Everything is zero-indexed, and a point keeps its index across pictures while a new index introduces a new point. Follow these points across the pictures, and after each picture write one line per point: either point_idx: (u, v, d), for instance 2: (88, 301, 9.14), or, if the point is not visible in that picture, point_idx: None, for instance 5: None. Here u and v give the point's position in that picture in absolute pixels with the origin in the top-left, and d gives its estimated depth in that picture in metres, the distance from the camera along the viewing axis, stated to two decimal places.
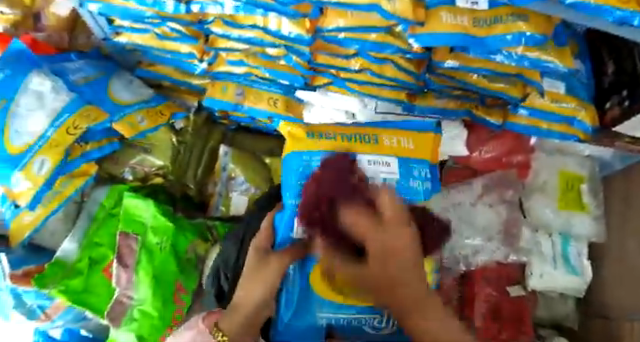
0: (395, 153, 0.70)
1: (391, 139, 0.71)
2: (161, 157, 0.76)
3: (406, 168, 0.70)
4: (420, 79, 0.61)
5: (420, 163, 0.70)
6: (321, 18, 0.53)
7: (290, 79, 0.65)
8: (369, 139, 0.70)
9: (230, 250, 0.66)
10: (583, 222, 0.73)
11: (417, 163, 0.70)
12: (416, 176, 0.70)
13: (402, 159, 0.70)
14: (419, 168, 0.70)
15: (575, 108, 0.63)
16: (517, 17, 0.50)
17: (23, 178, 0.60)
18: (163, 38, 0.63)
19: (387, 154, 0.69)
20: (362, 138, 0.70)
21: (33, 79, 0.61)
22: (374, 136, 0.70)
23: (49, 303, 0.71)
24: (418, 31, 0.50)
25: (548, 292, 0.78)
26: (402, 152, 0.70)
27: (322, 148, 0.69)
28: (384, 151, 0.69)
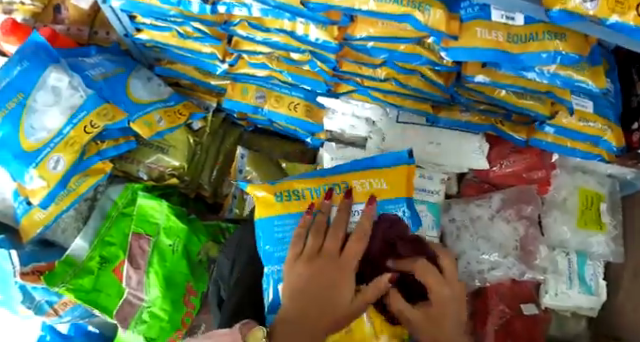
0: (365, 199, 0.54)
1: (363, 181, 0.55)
2: (177, 157, 0.73)
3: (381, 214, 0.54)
4: (448, 92, 0.61)
5: (394, 203, 0.55)
6: (350, 26, 0.51)
7: (313, 85, 0.64)
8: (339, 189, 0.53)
9: (225, 264, 0.65)
10: (600, 241, 0.72)
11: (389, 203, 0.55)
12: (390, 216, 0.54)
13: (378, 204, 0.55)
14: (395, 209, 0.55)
15: (601, 128, 0.63)
16: (553, 35, 0.49)
17: (37, 176, 0.59)
18: (185, 37, 0.61)
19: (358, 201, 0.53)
20: (320, 192, 0.53)
21: (51, 73, 0.60)
22: (344, 184, 0.54)
23: (57, 299, 0.71)
24: (451, 44, 0.49)
25: (561, 311, 0.76)
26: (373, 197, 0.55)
27: (281, 209, 0.54)
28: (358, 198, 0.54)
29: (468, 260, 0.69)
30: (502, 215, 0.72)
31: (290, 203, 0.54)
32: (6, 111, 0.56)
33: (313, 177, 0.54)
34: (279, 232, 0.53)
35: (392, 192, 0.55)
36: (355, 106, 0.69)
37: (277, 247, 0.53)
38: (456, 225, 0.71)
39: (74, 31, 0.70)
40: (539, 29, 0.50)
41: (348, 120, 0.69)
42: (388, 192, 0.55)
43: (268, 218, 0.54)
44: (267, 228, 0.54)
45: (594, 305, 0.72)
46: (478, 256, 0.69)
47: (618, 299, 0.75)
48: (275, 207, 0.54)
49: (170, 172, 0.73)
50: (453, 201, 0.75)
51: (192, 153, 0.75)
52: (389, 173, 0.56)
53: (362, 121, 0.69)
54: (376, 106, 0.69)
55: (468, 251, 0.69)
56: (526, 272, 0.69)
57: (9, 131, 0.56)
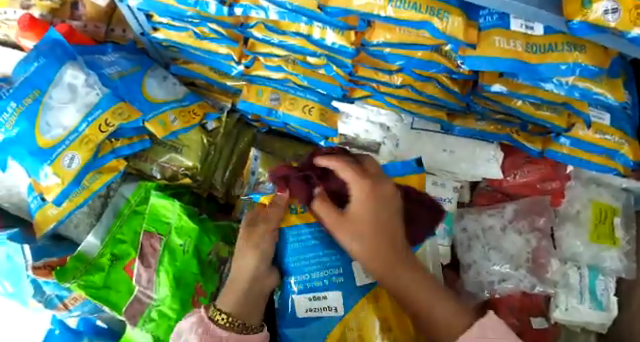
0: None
1: None
2: (190, 157, 0.73)
3: None
4: (464, 100, 0.61)
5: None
6: (368, 31, 0.51)
7: (328, 89, 0.65)
8: None
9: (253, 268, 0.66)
10: (613, 256, 0.70)
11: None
12: None
13: None
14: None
15: (618, 141, 0.62)
16: (572, 46, 0.49)
17: (52, 173, 0.60)
18: (201, 37, 0.61)
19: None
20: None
21: (68, 71, 0.61)
22: None
23: (67, 294, 0.72)
24: (469, 52, 0.49)
25: (571, 327, 0.74)
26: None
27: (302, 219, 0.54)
28: None
29: (478, 270, 0.69)
30: (515, 226, 0.71)
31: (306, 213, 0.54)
32: (22, 108, 0.57)
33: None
34: (295, 242, 0.54)
35: None
36: (370, 111, 0.69)
37: (301, 255, 0.53)
38: (468, 235, 0.72)
39: (91, 28, 0.71)
40: (558, 40, 0.49)
41: (363, 125, 0.70)
42: None
43: (292, 227, 0.54)
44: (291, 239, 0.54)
45: (606, 321, 0.70)
46: (488, 267, 0.69)
47: (630, 316, 0.74)
48: (291, 218, 0.54)
49: (183, 172, 0.73)
50: (465, 211, 0.74)
51: (205, 154, 0.75)
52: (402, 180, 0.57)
53: (376, 127, 0.70)
54: (392, 112, 0.69)
55: (479, 261, 0.70)
56: (537, 285, 0.68)
57: (25, 127, 0.57)
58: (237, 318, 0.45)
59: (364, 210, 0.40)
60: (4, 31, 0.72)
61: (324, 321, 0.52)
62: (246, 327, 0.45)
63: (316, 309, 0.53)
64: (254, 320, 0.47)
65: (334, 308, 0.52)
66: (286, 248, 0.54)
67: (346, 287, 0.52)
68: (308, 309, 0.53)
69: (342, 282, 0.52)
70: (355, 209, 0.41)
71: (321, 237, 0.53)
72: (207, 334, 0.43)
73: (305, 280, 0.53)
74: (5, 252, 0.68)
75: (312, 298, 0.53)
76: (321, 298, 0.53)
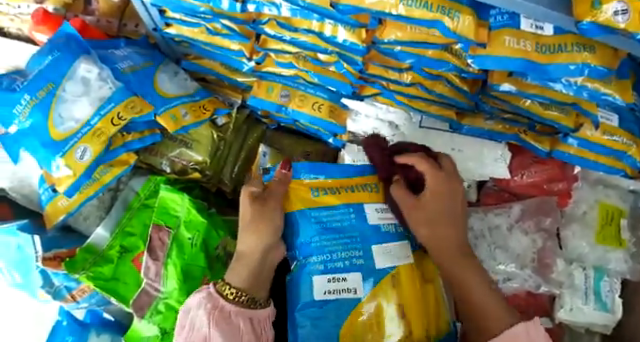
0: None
1: None
2: (200, 152, 0.74)
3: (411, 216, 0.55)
4: (473, 99, 0.61)
5: None
6: (379, 29, 0.51)
7: (339, 86, 0.65)
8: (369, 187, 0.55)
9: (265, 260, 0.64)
10: (619, 257, 0.71)
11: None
12: None
13: None
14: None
15: (625, 143, 0.63)
16: (582, 47, 0.49)
17: (64, 165, 0.60)
18: (214, 33, 0.62)
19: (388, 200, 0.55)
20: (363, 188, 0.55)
21: (81, 65, 0.62)
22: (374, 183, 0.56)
23: (75, 285, 0.73)
24: (479, 51, 0.50)
25: (575, 327, 0.74)
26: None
27: (310, 203, 0.53)
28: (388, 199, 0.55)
29: (484, 269, 0.69)
30: (521, 226, 0.72)
31: (319, 198, 0.53)
32: (36, 100, 0.58)
33: (349, 173, 0.56)
34: (316, 223, 0.52)
35: None
36: (379, 109, 0.69)
37: (321, 235, 0.51)
38: (475, 234, 0.71)
39: (103, 23, 0.72)
40: (568, 40, 0.49)
41: (371, 123, 0.71)
42: None
43: (301, 213, 0.52)
44: (307, 221, 0.52)
45: (609, 323, 0.70)
46: (494, 266, 0.69)
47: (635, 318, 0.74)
48: (310, 200, 0.53)
49: (193, 166, 0.74)
50: (472, 210, 0.74)
51: (215, 149, 0.75)
52: None
53: (384, 124, 0.70)
54: (400, 111, 0.69)
55: (485, 260, 0.69)
56: (542, 285, 0.69)
57: (39, 119, 0.58)
58: (247, 293, 0.48)
59: (440, 201, 0.50)
60: (17, 25, 0.73)
61: (343, 303, 0.48)
62: (254, 303, 0.49)
63: (335, 291, 0.48)
64: (263, 293, 0.50)
65: (353, 290, 0.48)
66: (303, 230, 0.51)
67: (368, 268, 0.50)
68: (327, 291, 0.48)
69: (363, 264, 0.50)
70: (427, 198, 0.50)
71: (339, 220, 0.52)
72: (217, 310, 0.47)
73: (325, 260, 0.50)
74: (15, 243, 0.68)
75: (331, 279, 0.49)
76: (340, 279, 0.49)
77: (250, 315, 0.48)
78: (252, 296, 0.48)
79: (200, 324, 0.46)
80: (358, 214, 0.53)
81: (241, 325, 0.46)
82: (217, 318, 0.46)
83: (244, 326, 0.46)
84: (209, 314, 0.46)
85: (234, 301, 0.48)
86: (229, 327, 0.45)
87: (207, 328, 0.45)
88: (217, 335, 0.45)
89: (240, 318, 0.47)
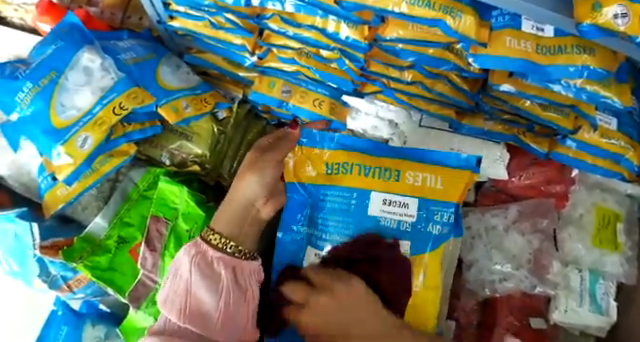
0: (417, 193, 0.52)
1: (415, 175, 0.53)
2: (200, 144, 0.73)
3: (426, 211, 0.52)
4: (473, 99, 0.62)
5: (441, 204, 0.52)
6: (381, 26, 0.52)
7: (340, 83, 0.65)
8: (388, 174, 0.52)
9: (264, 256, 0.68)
10: (614, 260, 0.71)
11: (436, 204, 0.52)
12: (437, 220, 0.52)
13: (423, 200, 0.52)
14: (443, 211, 0.52)
15: (622, 146, 0.63)
16: (581, 48, 0.50)
17: (65, 153, 0.61)
18: (218, 27, 0.62)
19: (406, 194, 0.52)
20: (381, 173, 0.52)
21: (84, 54, 0.63)
22: (395, 169, 0.53)
23: (72, 275, 0.73)
24: (480, 51, 0.50)
25: (569, 329, 0.74)
26: (426, 193, 0.52)
27: (325, 180, 0.53)
28: (405, 190, 0.52)
29: (480, 269, 0.70)
30: (517, 227, 0.72)
31: (331, 175, 0.53)
32: (38, 88, 0.59)
33: (370, 155, 0.53)
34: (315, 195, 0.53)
35: (444, 193, 0.53)
36: (379, 107, 0.70)
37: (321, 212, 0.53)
38: (471, 234, 0.72)
39: (107, 14, 0.72)
40: (568, 42, 0.50)
41: (371, 121, 0.70)
42: (440, 192, 0.53)
43: (316, 187, 0.53)
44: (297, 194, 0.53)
45: (604, 325, 0.70)
46: (490, 266, 0.70)
47: (628, 321, 0.74)
48: (325, 177, 0.53)
49: (192, 159, 0.74)
50: (470, 210, 0.75)
51: (215, 142, 0.75)
52: (448, 172, 0.53)
53: (384, 123, 0.70)
54: (401, 109, 0.69)
55: (481, 260, 0.70)
56: (537, 285, 0.70)
57: (40, 106, 0.58)
58: (233, 242, 0.52)
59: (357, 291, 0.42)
60: (21, 15, 0.73)
61: None
62: (239, 252, 0.52)
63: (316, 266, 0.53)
64: (249, 245, 0.53)
65: None
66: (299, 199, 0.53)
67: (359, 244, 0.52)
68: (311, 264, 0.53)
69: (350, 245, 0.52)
70: (321, 302, 0.41)
71: (339, 203, 0.53)
72: (200, 255, 0.50)
73: (316, 236, 0.53)
74: (13, 231, 0.68)
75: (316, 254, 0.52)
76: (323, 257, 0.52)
77: (233, 265, 0.50)
78: (237, 245, 0.52)
79: (184, 269, 0.49)
80: (359, 201, 0.52)
81: (222, 273, 0.49)
82: (199, 263, 0.49)
83: (225, 273, 0.49)
84: (192, 259, 0.50)
85: (221, 249, 0.51)
86: (211, 272, 0.49)
87: (188, 272, 0.49)
88: (197, 279, 0.48)
89: (222, 265, 0.50)
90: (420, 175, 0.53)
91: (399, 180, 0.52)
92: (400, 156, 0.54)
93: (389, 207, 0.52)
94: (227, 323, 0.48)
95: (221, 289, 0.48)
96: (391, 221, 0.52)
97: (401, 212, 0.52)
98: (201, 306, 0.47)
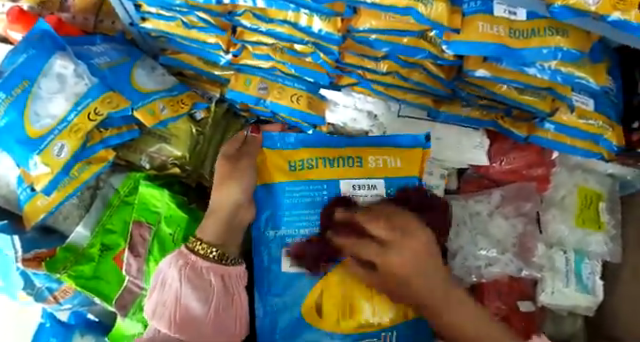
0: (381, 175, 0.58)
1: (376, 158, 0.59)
2: (180, 146, 0.73)
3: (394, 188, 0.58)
4: (449, 86, 0.62)
5: (407, 180, 0.58)
6: (354, 18, 0.51)
7: (315, 77, 0.64)
8: (352, 161, 0.58)
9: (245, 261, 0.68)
10: (599, 240, 0.72)
11: (402, 181, 0.58)
12: None
13: (388, 180, 0.58)
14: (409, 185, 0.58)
15: (602, 126, 0.64)
16: (555, 30, 0.50)
17: (41, 162, 0.60)
18: (190, 27, 0.61)
19: (372, 176, 0.57)
20: (344, 162, 0.57)
21: (57, 61, 0.61)
22: (357, 157, 0.58)
23: (57, 286, 0.72)
24: (453, 38, 0.50)
25: (557, 310, 0.75)
26: (389, 173, 0.58)
27: (293, 178, 0.57)
28: (370, 174, 0.57)
29: (465, 256, 0.69)
30: (501, 211, 0.72)
31: (298, 172, 0.57)
32: (11, 98, 0.58)
33: (330, 148, 0.59)
34: (289, 197, 0.56)
35: (406, 169, 0.59)
36: (357, 99, 0.69)
37: (293, 211, 0.56)
38: (456, 220, 0.71)
39: (80, 19, 0.71)
40: (542, 25, 0.50)
41: (350, 113, 0.70)
42: (402, 169, 0.59)
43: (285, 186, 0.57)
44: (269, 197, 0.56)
45: (592, 304, 0.71)
46: (475, 251, 0.70)
47: (614, 298, 0.75)
48: (290, 175, 0.57)
49: (172, 162, 0.73)
50: (453, 198, 0.75)
51: (194, 143, 0.74)
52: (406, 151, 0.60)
53: (363, 114, 0.70)
54: (379, 101, 0.69)
55: (466, 246, 0.70)
56: (523, 268, 0.70)
57: (14, 117, 0.58)
58: (217, 248, 0.52)
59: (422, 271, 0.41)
60: None
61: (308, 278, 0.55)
62: (224, 259, 0.52)
63: (301, 264, 0.55)
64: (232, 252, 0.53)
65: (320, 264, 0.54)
66: (273, 202, 0.57)
67: None
68: (294, 263, 0.55)
69: None
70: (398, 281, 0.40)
71: (311, 196, 0.56)
72: (188, 266, 0.50)
73: (292, 236, 0.56)
74: None
75: (299, 253, 0.55)
76: None
77: (221, 272, 0.51)
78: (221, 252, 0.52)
79: (172, 280, 0.49)
80: (330, 191, 0.56)
81: (212, 281, 0.50)
82: (188, 274, 0.49)
83: (216, 281, 0.50)
84: (180, 270, 0.49)
85: (207, 258, 0.51)
86: (200, 282, 0.49)
87: (178, 283, 0.48)
88: (188, 289, 0.48)
89: (211, 274, 0.50)
90: (382, 158, 0.59)
91: (362, 166, 0.58)
92: (360, 145, 0.59)
93: (360, 190, 0.56)
94: (219, 327, 0.49)
95: (211, 297, 0.49)
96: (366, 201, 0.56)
97: (373, 193, 0.56)
98: (191, 315, 0.47)
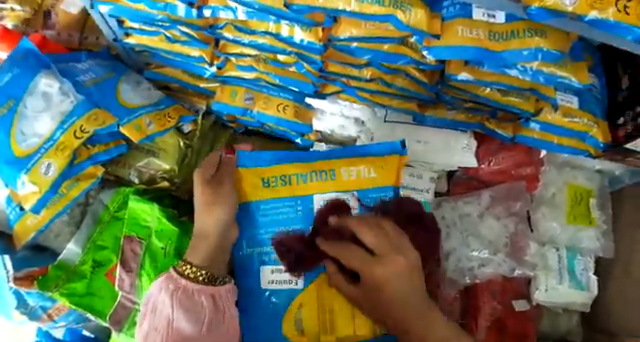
0: (355, 186, 0.58)
1: (348, 169, 0.59)
2: (168, 160, 0.73)
3: (368, 199, 0.58)
4: (433, 90, 0.62)
5: (382, 190, 0.58)
6: (334, 26, 0.51)
7: (300, 86, 0.65)
8: (324, 175, 0.58)
9: None
10: (590, 236, 0.72)
11: (376, 191, 0.58)
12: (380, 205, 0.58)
13: (362, 191, 0.58)
14: (384, 196, 0.58)
15: (586, 124, 0.63)
16: (534, 32, 0.50)
17: (29, 182, 0.59)
18: (173, 41, 0.62)
19: (344, 189, 0.58)
20: (317, 176, 0.58)
21: (41, 79, 0.61)
22: (329, 170, 0.58)
23: (51, 304, 0.72)
24: (432, 43, 0.50)
25: (553, 308, 0.76)
26: (363, 184, 0.58)
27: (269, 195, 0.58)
28: (343, 187, 0.58)
29: (458, 257, 0.70)
30: (492, 212, 0.73)
31: (276, 188, 0.58)
32: None
33: (302, 162, 0.59)
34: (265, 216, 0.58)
35: (379, 179, 0.59)
36: (343, 106, 0.70)
37: (269, 229, 0.57)
38: (446, 223, 0.72)
39: (64, 36, 0.71)
40: (520, 27, 0.51)
41: (337, 120, 0.71)
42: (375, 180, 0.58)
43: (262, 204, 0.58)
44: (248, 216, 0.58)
45: (587, 300, 0.71)
46: (468, 253, 0.70)
47: (608, 293, 0.76)
48: (266, 192, 0.58)
49: (161, 175, 0.73)
50: (443, 200, 0.75)
51: (182, 156, 0.75)
52: (381, 160, 0.59)
53: (350, 121, 0.71)
54: (365, 107, 0.70)
55: (458, 248, 0.71)
56: (516, 268, 0.70)
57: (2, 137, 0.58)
58: (205, 270, 0.52)
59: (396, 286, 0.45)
60: None
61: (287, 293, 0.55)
62: (211, 279, 0.52)
63: (277, 282, 0.55)
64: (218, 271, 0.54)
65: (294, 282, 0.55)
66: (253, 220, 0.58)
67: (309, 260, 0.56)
68: (271, 281, 0.56)
69: None
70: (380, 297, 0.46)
71: (286, 213, 0.57)
72: (179, 290, 0.50)
73: (270, 254, 0.57)
74: None
75: (274, 271, 0.56)
76: (282, 271, 0.56)
77: (212, 292, 0.51)
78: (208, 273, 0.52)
79: (163, 305, 0.49)
80: (304, 207, 0.57)
81: (204, 302, 0.49)
82: (179, 298, 0.49)
83: (207, 302, 0.49)
84: (171, 294, 0.49)
85: (196, 280, 0.51)
86: (191, 304, 0.49)
87: (170, 308, 0.48)
88: (180, 314, 0.48)
89: (203, 296, 0.50)
90: (356, 169, 0.59)
91: (335, 178, 0.58)
92: (330, 157, 0.59)
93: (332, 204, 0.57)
94: None
95: (203, 319, 0.48)
96: None
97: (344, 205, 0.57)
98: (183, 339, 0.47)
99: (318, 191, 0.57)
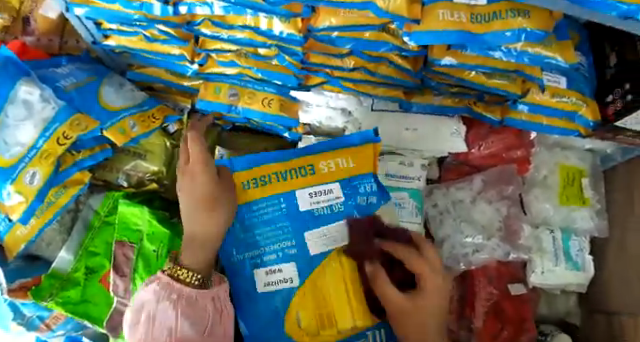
0: (336, 177, 0.60)
1: (327, 162, 0.61)
2: (155, 162, 0.73)
3: (351, 187, 0.60)
4: (418, 77, 0.61)
5: (363, 178, 0.61)
6: (313, 17, 0.51)
7: (283, 79, 0.64)
8: (304, 170, 0.59)
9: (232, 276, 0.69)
10: (584, 215, 0.72)
11: (357, 180, 0.60)
12: (362, 192, 0.60)
13: (343, 181, 0.60)
14: (365, 182, 0.60)
15: (575, 103, 0.63)
16: (516, 12, 0.50)
17: (15, 192, 0.59)
18: (152, 40, 0.61)
19: (326, 182, 0.59)
20: (297, 172, 0.59)
21: (22, 87, 0.59)
22: (309, 165, 0.60)
23: (47, 314, 0.71)
24: (413, 28, 0.49)
25: (550, 290, 0.75)
26: (342, 174, 0.60)
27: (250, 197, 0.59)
28: (324, 179, 0.59)
29: (453, 244, 0.70)
30: (484, 196, 0.72)
31: (253, 191, 0.59)
32: None
33: (280, 161, 0.60)
34: (250, 217, 0.58)
35: (359, 168, 0.61)
36: (328, 97, 0.69)
37: (256, 231, 0.58)
38: (439, 210, 0.72)
39: (44, 42, 0.70)
40: (502, 8, 0.50)
41: (324, 112, 0.71)
42: (355, 169, 0.61)
43: (245, 205, 0.58)
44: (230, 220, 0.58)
45: (583, 281, 0.71)
46: (461, 239, 0.70)
47: (605, 272, 0.75)
48: (248, 194, 0.59)
49: (150, 177, 0.73)
50: (435, 186, 0.75)
51: (170, 157, 0.75)
52: (359, 150, 0.61)
53: (338, 112, 0.71)
54: (351, 97, 0.69)
55: (452, 235, 0.70)
56: (511, 252, 0.70)
57: None
58: (199, 273, 0.53)
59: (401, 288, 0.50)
60: None
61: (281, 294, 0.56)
62: (204, 282, 0.53)
63: (273, 282, 0.56)
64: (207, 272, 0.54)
65: (290, 280, 0.56)
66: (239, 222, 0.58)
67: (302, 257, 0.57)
68: (267, 282, 0.56)
69: (295, 253, 0.57)
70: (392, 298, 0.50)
71: (270, 211, 0.58)
72: (182, 297, 0.50)
73: (259, 253, 0.57)
74: None
75: (268, 271, 0.57)
76: (276, 271, 0.56)
77: (212, 295, 0.52)
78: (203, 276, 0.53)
79: (165, 317, 0.48)
80: (288, 203, 0.58)
81: (207, 307, 0.50)
82: (183, 307, 0.49)
83: (210, 307, 0.51)
84: (174, 303, 0.49)
85: (192, 284, 0.52)
86: (195, 311, 0.49)
87: (174, 319, 0.48)
88: (185, 322, 0.48)
89: (206, 301, 0.51)
90: (335, 161, 0.60)
91: (315, 172, 0.60)
92: (309, 153, 0.61)
93: (316, 198, 0.58)
94: None
95: (208, 324, 0.50)
96: (322, 208, 0.58)
97: (329, 197, 0.59)
98: None
99: (300, 186, 0.59)
